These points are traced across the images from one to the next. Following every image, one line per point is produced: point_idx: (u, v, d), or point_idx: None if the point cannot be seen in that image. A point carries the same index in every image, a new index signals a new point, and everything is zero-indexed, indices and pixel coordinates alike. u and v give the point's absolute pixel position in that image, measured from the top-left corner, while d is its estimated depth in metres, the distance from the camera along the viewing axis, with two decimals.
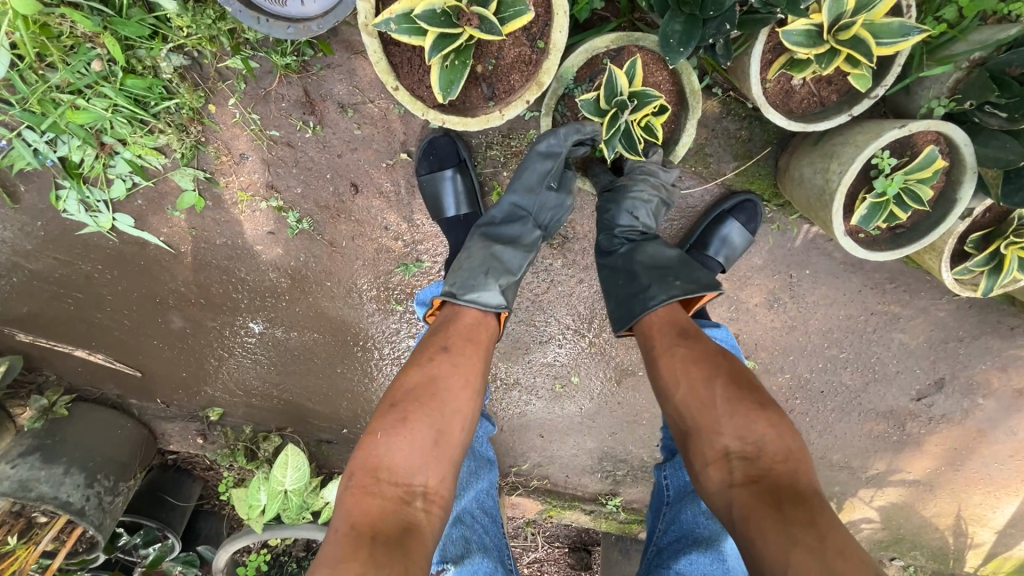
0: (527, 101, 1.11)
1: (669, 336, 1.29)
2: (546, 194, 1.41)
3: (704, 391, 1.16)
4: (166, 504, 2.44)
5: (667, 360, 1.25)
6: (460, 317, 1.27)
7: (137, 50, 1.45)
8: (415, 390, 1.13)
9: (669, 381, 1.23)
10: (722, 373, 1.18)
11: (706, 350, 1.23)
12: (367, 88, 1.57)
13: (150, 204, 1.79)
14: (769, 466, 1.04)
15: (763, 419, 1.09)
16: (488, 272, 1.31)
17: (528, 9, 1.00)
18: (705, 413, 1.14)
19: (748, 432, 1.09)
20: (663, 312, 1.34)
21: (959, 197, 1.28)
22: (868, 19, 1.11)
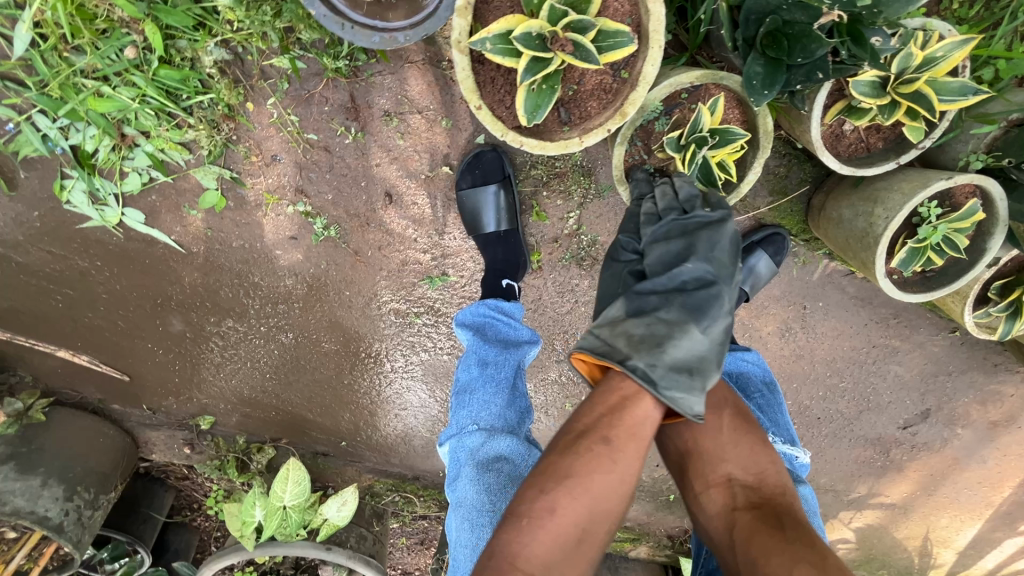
0: (608, 129, 1.10)
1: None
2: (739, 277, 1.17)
3: (713, 419, 1.26)
4: (138, 514, 2.28)
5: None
6: (638, 401, 1.02)
7: (178, 40, 1.37)
8: (570, 477, 0.95)
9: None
10: (727, 406, 1.29)
11: (715, 384, 1.33)
12: (415, 99, 1.53)
13: (165, 201, 1.68)
14: (764, 493, 1.14)
15: (761, 456, 1.20)
16: (692, 369, 1.05)
17: (629, 41, 0.99)
18: (712, 439, 1.23)
19: (751, 466, 1.19)
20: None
21: (989, 247, 1.35)
22: (932, 76, 1.16)
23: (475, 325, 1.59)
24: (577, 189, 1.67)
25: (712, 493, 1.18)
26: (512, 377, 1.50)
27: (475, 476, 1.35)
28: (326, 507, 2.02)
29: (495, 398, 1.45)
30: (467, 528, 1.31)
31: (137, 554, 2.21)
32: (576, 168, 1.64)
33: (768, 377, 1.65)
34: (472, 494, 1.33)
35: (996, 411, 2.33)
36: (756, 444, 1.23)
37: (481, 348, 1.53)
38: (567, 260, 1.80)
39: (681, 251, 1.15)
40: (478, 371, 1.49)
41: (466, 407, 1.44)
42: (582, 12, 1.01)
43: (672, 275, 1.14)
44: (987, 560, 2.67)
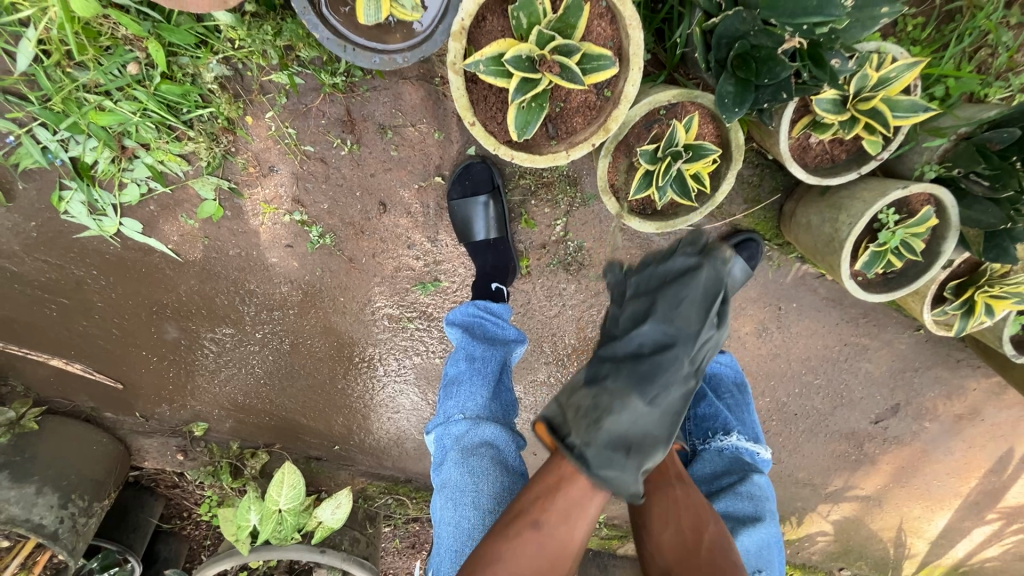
0: (593, 143, 1.18)
1: (666, 471, 1.29)
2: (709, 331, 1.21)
3: (692, 536, 1.15)
4: (130, 523, 2.29)
5: (660, 496, 1.23)
6: (574, 482, 1.12)
7: (180, 57, 1.42)
8: (499, 560, 1.08)
9: (656, 516, 1.19)
10: (707, 524, 1.18)
11: (696, 497, 1.24)
12: (409, 112, 1.59)
13: (162, 211, 1.72)
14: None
15: None
16: (628, 449, 1.13)
17: (611, 64, 1.07)
18: (689, 556, 1.12)
19: None
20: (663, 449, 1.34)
21: (943, 251, 1.46)
22: (886, 95, 1.27)
23: (465, 324, 1.65)
24: (563, 198, 1.76)
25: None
26: (498, 371, 1.58)
27: (459, 460, 1.40)
28: (320, 509, 2.07)
29: (482, 390, 1.51)
30: (450, 506, 1.35)
31: (128, 562, 2.22)
32: (562, 178, 1.73)
33: (739, 379, 1.76)
34: (456, 475, 1.38)
35: (960, 405, 2.46)
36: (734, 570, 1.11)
37: (469, 344, 1.60)
38: (554, 265, 1.88)
39: (645, 310, 1.25)
40: (466, 365, 1.56)
41: (453, 398, 1.50)
42: (567, 36, 1.09)
43: (632, 339, 1.23)
44: (958, 549, 2.78)
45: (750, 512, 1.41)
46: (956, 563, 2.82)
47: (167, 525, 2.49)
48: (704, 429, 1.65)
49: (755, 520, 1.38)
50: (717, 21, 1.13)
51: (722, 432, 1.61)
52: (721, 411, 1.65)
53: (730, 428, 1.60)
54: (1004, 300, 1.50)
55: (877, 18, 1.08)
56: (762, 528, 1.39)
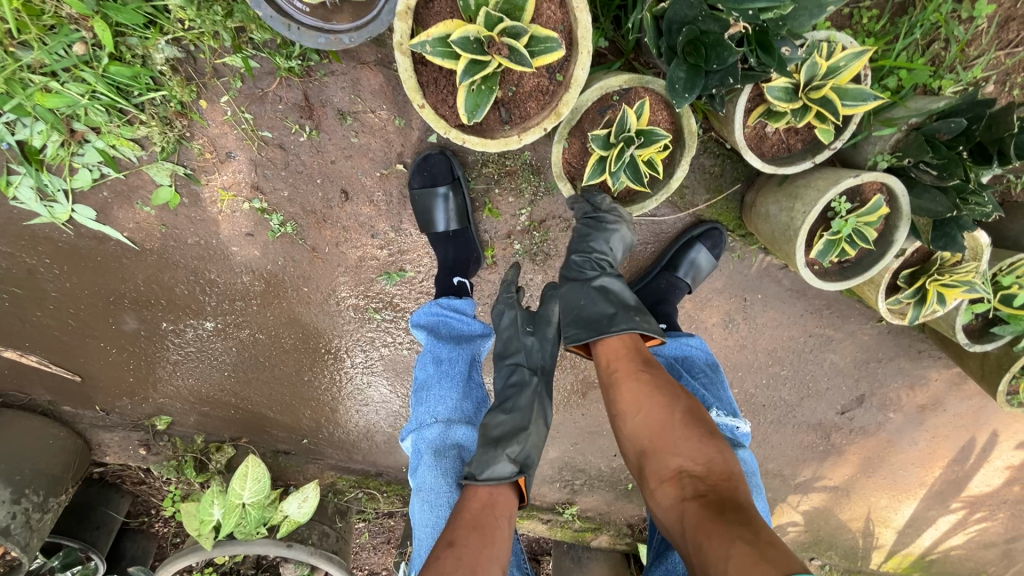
0: (545, 128, 1.19)
1: (631, 360, 1.29)
2: (529, 340, 1.52)
3: (663, 413, 1.17)
4: (92, 520, 2.23)
5: (628, 383, 1.24)
6: (472, 502, 1.21)
7: (128, 37, 1.38)
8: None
9: (628, 404, 1.22)
10: (678, 401, 1.19)
11: (664, 374, 1.25)
12: (368, 98, 1.57)
13: (116, 197, 1.68)
14: (714, 483, 1.06)
15: (711, 443, 1.12)
16: (495, 442, 1.30)
17: (558, 47, 1.06)
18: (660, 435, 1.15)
19: (700, 454, 1.11)
20: (627, 338, 1.34)
21: (895, 239, 1.48)
22: (836, 84, 1.29)
23: (429, 325, 1.64)
24: (527, 187, 1.76)
25: (665, 487, 1.10)
26: (466, 370, 1.56)
27: (433, 463, 1.40)
28: (286, 503, 2.04)
29: (451, 392, 1.50)
30: (426, 508, 1.35)
31: (91, 560, 2.16)
32: (525, 167, 1.72)
33: (710, 359, 1.77)
34: (430, 478, 1.37)
35: (923, 396, 2.51)
36: (706, 434, 1.14)
37: (436, 346, 1.58)
38: (519, 255, 1.88)
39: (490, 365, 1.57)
40: (433, 368, 1.54)
41: (424, 404, 1.49)
42: (515, 18, 1.08)
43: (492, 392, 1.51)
44: (924, 538, 2.84)
45: None
46: (923, 552, 2.88)
47: (133, 522, 2.44)
48: None
49: None
50: (666, 7, 1.14)
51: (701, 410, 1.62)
52: (698, 391, 1.65)
53: (709, 407, 1.61)
54: (955, 289, 1.52)
55: (823, 7, 1.11)
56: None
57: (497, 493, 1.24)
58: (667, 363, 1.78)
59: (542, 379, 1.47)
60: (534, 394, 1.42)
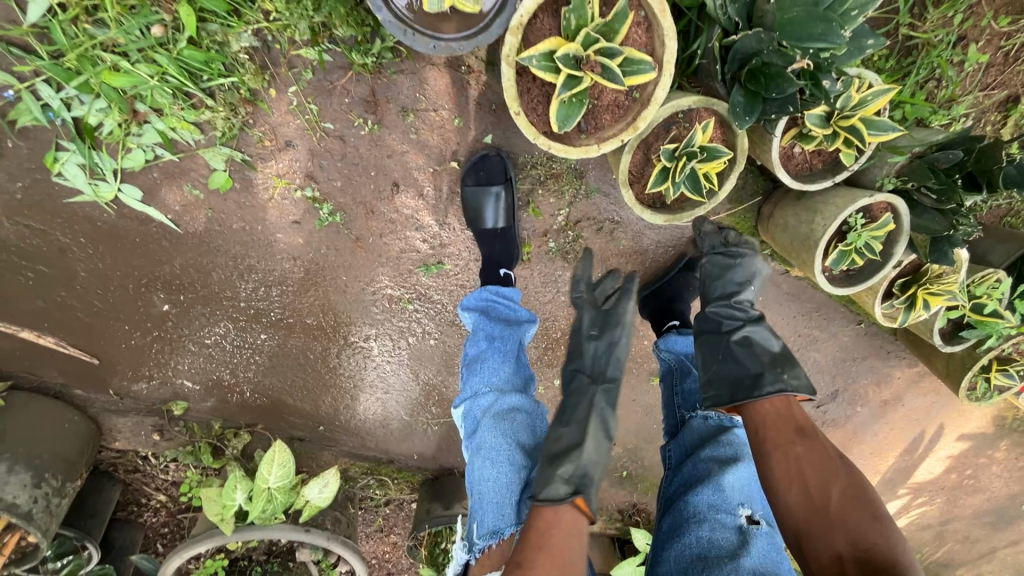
0: (622, 140, 1.30)
1: (784, 430, 1.31)
2: (592, 345, 1.66)
3: (819, 493, 1.16)
4: (86, 507, 2.08)
5: (779, 458, 1.26)
6: (537, 524, 1.26)
7: (208, 23, 1.42)
8: None
9: (778, 479, 1.23)
10: (839, 480, 1.17)
11: (821, 447, 1.24)
12: (432, 98, 1.65)
13: (166, 178, 1.69)
14: (878, 566, 1.02)
15: (876, 528, 1.07)
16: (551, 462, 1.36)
17: (649, 69, 1.19)
18: (818, 515, 1.14)
19: (861, 538, 1.07)
20: (778, 403, 1.38)
21: (893, 253, 1.69)
22: (863, 114, 1.47)
23: (479, 308, 1.73)
24: (568, 189, 1.89)
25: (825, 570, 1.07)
26: (516, 349, 1.66)
27: (492, 424, 1.51)
28: (308, 488, 2.07)
29: (504, 365, 1.61)
30: (487, 465, 1.46)
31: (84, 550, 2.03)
32: (570, 170, 1.86)
33: None
34: (490, 438, 1.49)
35: (887, 392, 2.79)
36: (873, 517, 1.09)
37: (487, 325, 1.68)
38: (553, 253, 2.02)
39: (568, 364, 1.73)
40: (485, 344, 1.65)
41: (478, 374, 1.60)
42: (610, 40, 1.19)
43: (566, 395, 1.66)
44: None
45: (731, 454, 1.46)
46: None
47: (121, 512, 2.30)
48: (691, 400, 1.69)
49: (734, 460, 1.44)
50: (736, 39, 1.28)
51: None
52: None
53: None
54: (939, 296, 1.77)
55: (863, 49, 1.28)
56: (744, 468, 1.44)
57: (559, 513, 1.27)
58: (678, 358, 1.79)
59: (597, 386, 1.57)
60: (594, 414, 1.50)
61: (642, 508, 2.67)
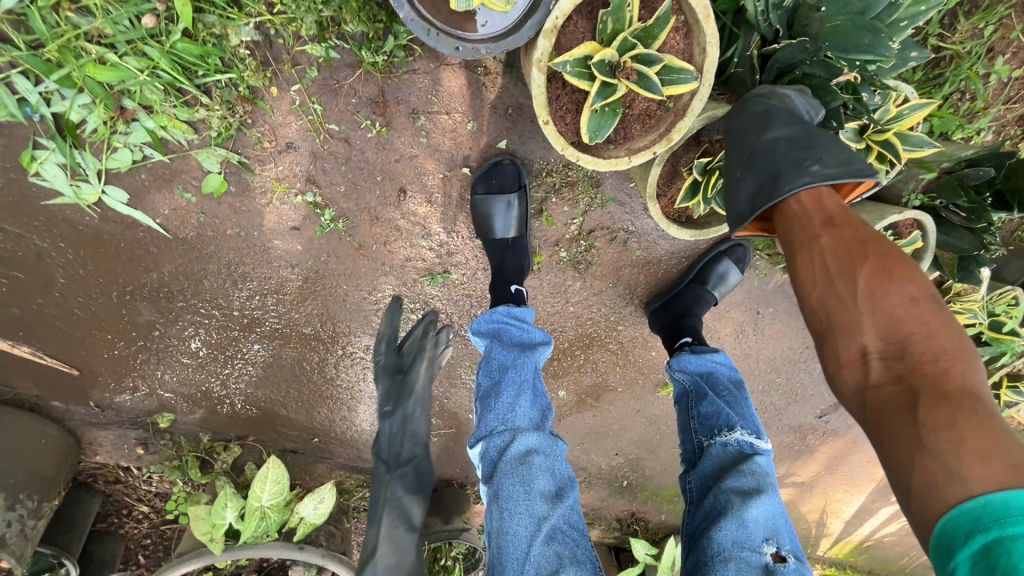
0: (654, 152, 1.22)
1: (810, 222, 1.01)
2: (387, 425, 1.62)
3: (844, 287, 0.96)
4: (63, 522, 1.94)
5: (804, 258, 1.00)
6: None
7: (206, 15, 1.31)
8: None
9: (802, 278, 1.01)
10: (867, 259, 0.97)
11: (851, 232, 1.00)
12: (445, 99, 1.55)
13: (155, 180, 1.56)
14: (914, 366, 0.89)
15: (913, 313, 0.92)
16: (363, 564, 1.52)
17: (691, 78, 1.11)
18: (843, 313, 0.96)
19: (896, 331, 0.92)
20: (806, 198, 1.03)
21: (918, 271, 1.65)
22: (898, 129, 1.41)
23: (490, 332, 1.66)
24: (584, 198, 1.81)
25: (848, 373, 0.95)
26: (532, 378, 1.56)
27: (509, 469, 1.40)
28: (303, 505, 1.95)
29: (520, 399, 1.51)
30: (506, 517, 1.35)
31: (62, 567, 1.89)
32: (586, 178, 1.78)
33: (735, 377, 1.72)
34: (507, 485, 1.37)
35: None
36: (910, 301, 0.92)
37: (500, 352, 1.60)
38: (564, 262, 1.95)
39: None
40: (498, 375, 1.55)
41: (493, 410, 1.50)
42: (648, 46, 1.11)
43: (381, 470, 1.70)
44: (865, 526, 3.11)
45: (752, 485, 1.40)
46: (862, 538, 3.15)
47: (100, 524, 2.17)
48: (709, 426, 1.60)
49: (758, 492, 1.36)
50: (776, 47, 1.21)
51: (725, 428, 1.55)
52: (723, 408, 1.60)
53: (734, 425, 1.56)
54: (959, 314, 1.74)
55: (907, 61, 1.23)
56: (768, 500, 1.37)
57: None
58: (692, 379, 1.73)
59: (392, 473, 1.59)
60: (392, 503, 1.55)
61: (641, 517, 2.59)
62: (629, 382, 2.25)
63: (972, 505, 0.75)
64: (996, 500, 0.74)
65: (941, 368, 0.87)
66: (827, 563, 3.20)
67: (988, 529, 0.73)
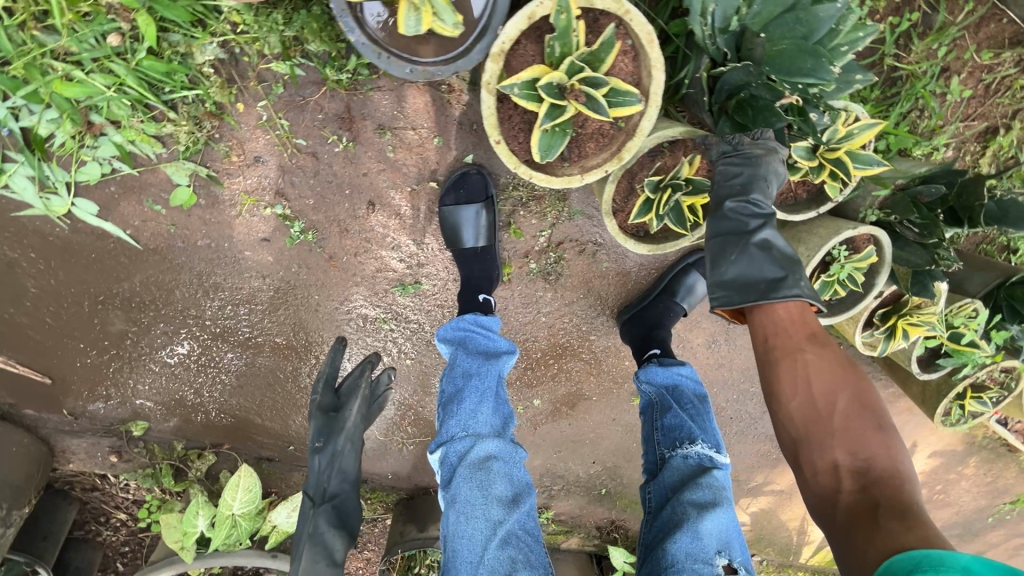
0: (606, 170, 1.25)
1: (795, 335, 1.20)
2: (315, 461, 1.73)
3: (823, 402, 1.15)
4: (38, 529, 1.95)
5: (786, 362, 1.18)
6: None
7: (171, 34, 1.34)
8: None
9: (785, 385, 1.17)
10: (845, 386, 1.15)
11: (831, 359, 1.18)
12: (411, 116, 1.59)
13: (125, 192, 1.59)
14: (878, 480, 1.06)
15: (879, 438, 1.10)
16: None
17: (636, 101, 1.14)
18: (821, 425, 1.13)
19: (861, 448, 1.10)
20: (793, 306, 1.23)
21: (875, 284, 1.68)
22: (849, 147, 1.45)
23: (456, 338, 1.67)
24: (551, 211, 1.85)
25: (821, 479, 1.11)
26: (495, 386, 1.59)
27: (468, 475, 1.45)
28: (276, 512, 2.00)
29: (482, 406, 1.55)
30: (462, 520, 1.41)
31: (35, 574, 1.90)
32: (552, 193, 1.82)
33: (699, 392, 1.73)
34: (465, 490, 1.43)
35: None
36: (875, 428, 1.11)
37: (465, 360, 1.61)
38: (535, 273, 1.98)
39: None
40: (462, 382, 1.57)
41: (455, 417, 1.53)
42: (596, 69, 1.14)
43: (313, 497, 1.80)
44: None
45: (709, 498, 1.43)
46: None
47: (78, 531, 2.17)
48: (671, 438, 1.61)
49: (713, 505, 1.40)
50: (723, 70, 1.25)
51: (686, 441, 1.57)
52: (687, 422, 1.61)
53: (695, 437, 1.57)
54: (918, 327, 1.77)
55: (851, 83, 1.27)
56: (721, 513, 1.41)
57: None
58: (658, 392, 1.74)
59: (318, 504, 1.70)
60: (317, 531, 1.67)
61: (621, 525, 2.59)
62: (603, 392, 2.28)
63: (915, 554, 0.88)
64: (948, 559, 0.84)
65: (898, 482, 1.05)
66: (809, 570, 3.20)
67: (925, 569, 0.85)
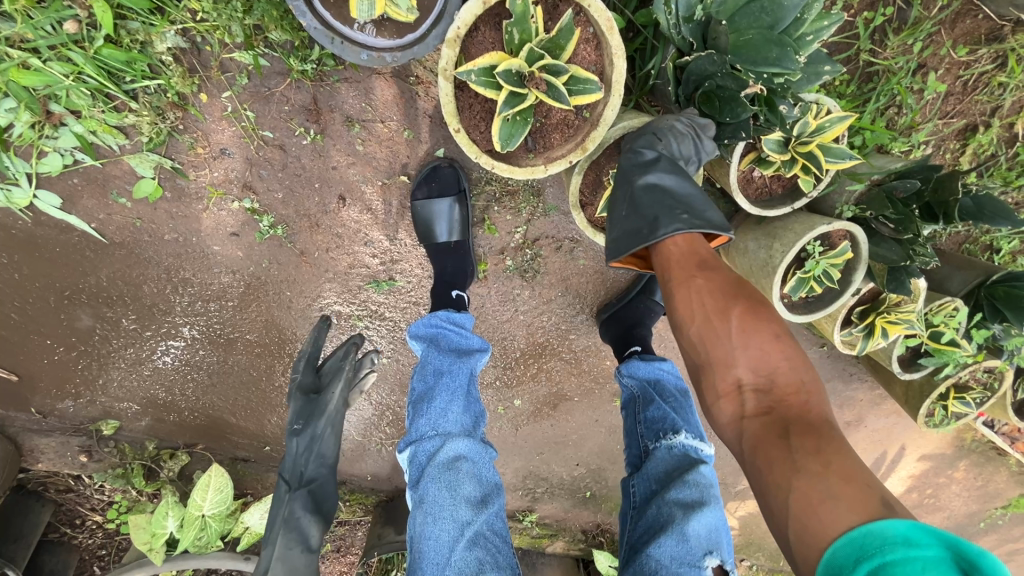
0: (570, 161, 1.22)
1: (686, 265, 1.07)
2: (293, 441, 1.68)
3: (719, 323, 1.02)
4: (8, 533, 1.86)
5: (682, 291, 1.05)
6: None
7: (129, 22, 1.33)
8: None
9: (682, 313, 1.05)
10: (738, 297, 1.03)
11: (722, 274, 1.05)
12: (379, 108, 1.57)
13: (88, 184, 1.57)
14: (780, 399, 0.98)
15: (777, 348, 1.00)
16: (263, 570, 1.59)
17: (596, 89, 1.12)
18: (720, 348, 1.02)
19: (764, 365, 1.00)
20: (681, 240, 1.10)
21: (852, 281, 1.65)
22: (820, 141, 1.43)
23: (428, 336, 1.63)
24: (525, 207, 1.84)
25: (725, 406, 1.01)
26: (466, 384, 1.56)
27: (437, 475, 1.41)
28: (250, 514, 1.96)
29: (452, 404, 1.51)
30: (430, 521, 1.37)
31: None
32: (526, 188, 1.81)
33: (680, 385, 1.72)
34: (433, 491, 1.39)
35: None
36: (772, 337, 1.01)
37: (437, 357, 1.58)
38: (511, 270, 1.96)
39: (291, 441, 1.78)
40: (433, 380, 1.54)
41: (425, 416, 1.49)
42: (556, 56, 1.13)
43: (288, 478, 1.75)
44: None
45: (695, 498, 1.37)
46: None
47: (53, 534, 2.05)
48: (655, 429, 1.58)
49: (699, 505, 1.33)
50: (688, 60, 1.24)
51: (670, 431, 1.53)
52: (669, 413, 1.58)
53: (678, 428, 1.53)
54: (896, 324, 1.74)
55: (819, 75, 1.27)
56: (708, 513, 1.34)
57: None
58: (640, 386, 1.71)
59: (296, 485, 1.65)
60: (293, 512, 1.62)
61: (607, 529, 2.54)
62: (585, 392, 2.25)
63: (857, 533, 0.76)
64: (881, 532, 0.74)
65: (802, 400, 0.96)
66: None
67: (869, 557, 0.73)
